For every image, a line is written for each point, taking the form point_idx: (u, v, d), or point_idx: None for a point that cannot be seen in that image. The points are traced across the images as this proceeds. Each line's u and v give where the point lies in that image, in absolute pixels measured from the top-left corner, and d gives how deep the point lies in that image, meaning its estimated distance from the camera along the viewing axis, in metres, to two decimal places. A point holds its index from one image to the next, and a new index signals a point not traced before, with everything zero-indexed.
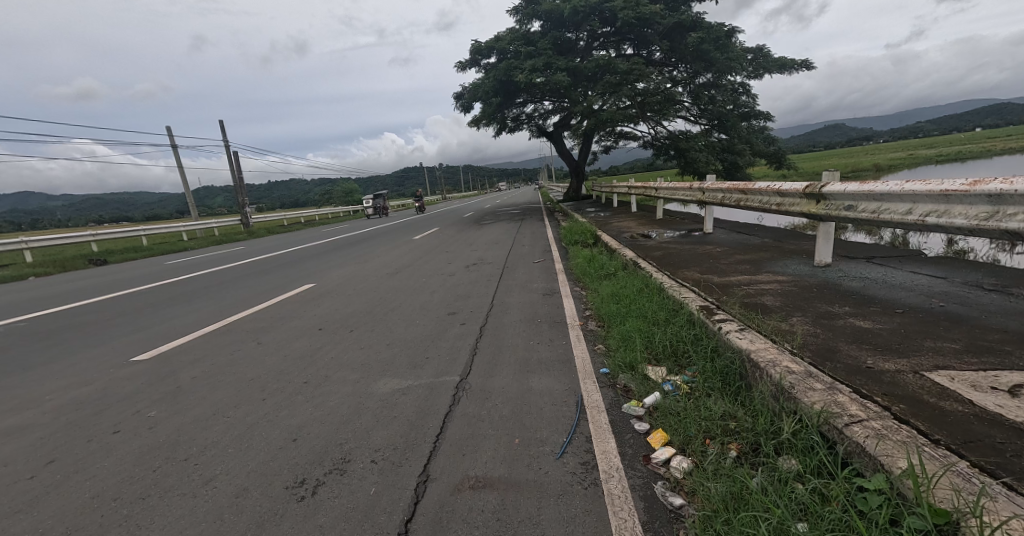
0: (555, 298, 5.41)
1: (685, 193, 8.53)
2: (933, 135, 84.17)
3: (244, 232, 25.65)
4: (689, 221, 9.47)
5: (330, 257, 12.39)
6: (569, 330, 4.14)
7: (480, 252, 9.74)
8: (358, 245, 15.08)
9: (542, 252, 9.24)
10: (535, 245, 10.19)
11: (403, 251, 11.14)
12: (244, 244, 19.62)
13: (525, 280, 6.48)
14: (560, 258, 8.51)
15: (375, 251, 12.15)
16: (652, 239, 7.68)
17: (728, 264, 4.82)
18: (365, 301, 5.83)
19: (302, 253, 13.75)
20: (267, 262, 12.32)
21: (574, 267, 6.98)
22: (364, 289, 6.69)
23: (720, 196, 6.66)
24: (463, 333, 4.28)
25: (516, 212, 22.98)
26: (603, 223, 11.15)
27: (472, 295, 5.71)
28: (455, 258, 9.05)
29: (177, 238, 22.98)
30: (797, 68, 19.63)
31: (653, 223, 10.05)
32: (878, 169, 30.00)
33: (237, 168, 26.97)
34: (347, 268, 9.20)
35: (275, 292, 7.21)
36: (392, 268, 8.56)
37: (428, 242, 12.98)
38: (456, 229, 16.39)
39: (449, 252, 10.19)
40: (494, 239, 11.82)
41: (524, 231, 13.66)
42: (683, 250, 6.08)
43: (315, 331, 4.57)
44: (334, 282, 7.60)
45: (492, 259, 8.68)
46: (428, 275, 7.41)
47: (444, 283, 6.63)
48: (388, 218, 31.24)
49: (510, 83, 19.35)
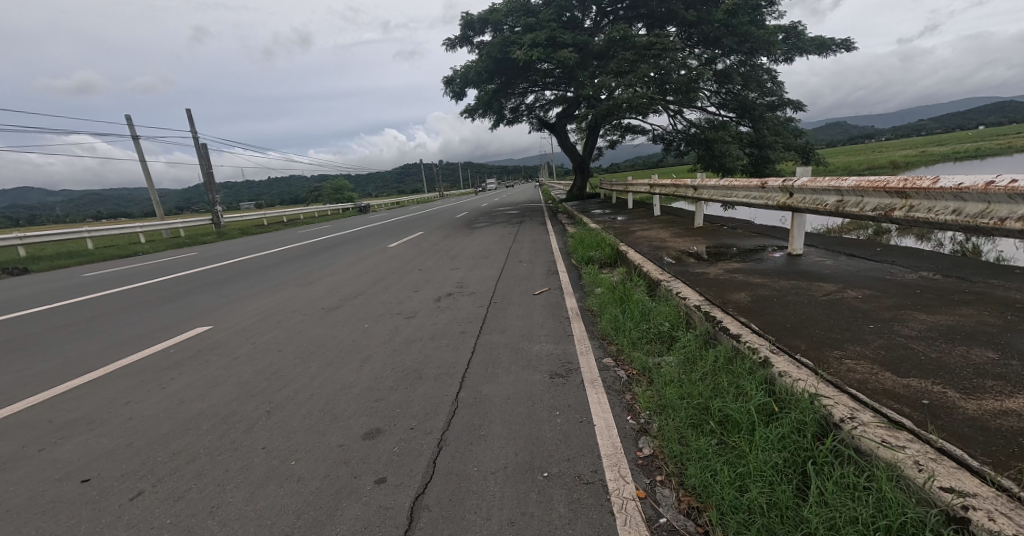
0: (573, 389, 2.99)
1: (743, 193, 6.14)
2: (947, 130, 81.79)
3: (214, 235, 23.23)
4: (742, 231, 7.10)
5: (283, 270, 10.06)
6: (618, 528, 1.72)
7: (462, 273, 7.32)
8: (324, 254, 12.69)
9: (545, 275, 6.83)
10: (536, 263, 7.78)
11: (368, 267, 8.79)
12: (201, 249, 17.13)
13: (522, 334, 4.07)
14: (572, 285, 6.13)
15: (335, 265, 9.79)
16: (707, 261, 5.29)
17: (921, 337, 2.40)
18: (247, 377, 3.42)
19: (253, 265, 11.36)
20: (200, 277, 9.91)
21: (595, 310, 4.59)
22: (270, 344, 4.30)
23: (825, 199, 4.26)
24: (369, 524, 1.85)
25: (514, 214, 20.65)
26: (622, 232, 8.80)
27: (425, 375, 3.28)
28: (426, 284, 6.66)
29: (133, 241, 20.47)
30: (834, 48, 17.28)
31: (691, 232, 7.69)
32: (897, 167, 28.11)
33: (207, 162, 24.49)
34: (284, 293, 6.85)
35: (149, 339, 4.84)
36: (336, 298, 6.18)
37: (404, 252, 10.61)
38: (444, 234, 13.99)
39: (424, 270, 7.83)
40: (485, 251, 9.41)
41: (522, 238, 11.27)
42: (785, 290, 3.67)
43: (67, 487, 2.14)
44: (244, 322, 5.25)
45: (475, 286, 6.26)
46: (380, 317, 5.00)
47: (393, 338, 4.23)
48: (376, 219, 28.84)
49: (507, 62, 16.93)
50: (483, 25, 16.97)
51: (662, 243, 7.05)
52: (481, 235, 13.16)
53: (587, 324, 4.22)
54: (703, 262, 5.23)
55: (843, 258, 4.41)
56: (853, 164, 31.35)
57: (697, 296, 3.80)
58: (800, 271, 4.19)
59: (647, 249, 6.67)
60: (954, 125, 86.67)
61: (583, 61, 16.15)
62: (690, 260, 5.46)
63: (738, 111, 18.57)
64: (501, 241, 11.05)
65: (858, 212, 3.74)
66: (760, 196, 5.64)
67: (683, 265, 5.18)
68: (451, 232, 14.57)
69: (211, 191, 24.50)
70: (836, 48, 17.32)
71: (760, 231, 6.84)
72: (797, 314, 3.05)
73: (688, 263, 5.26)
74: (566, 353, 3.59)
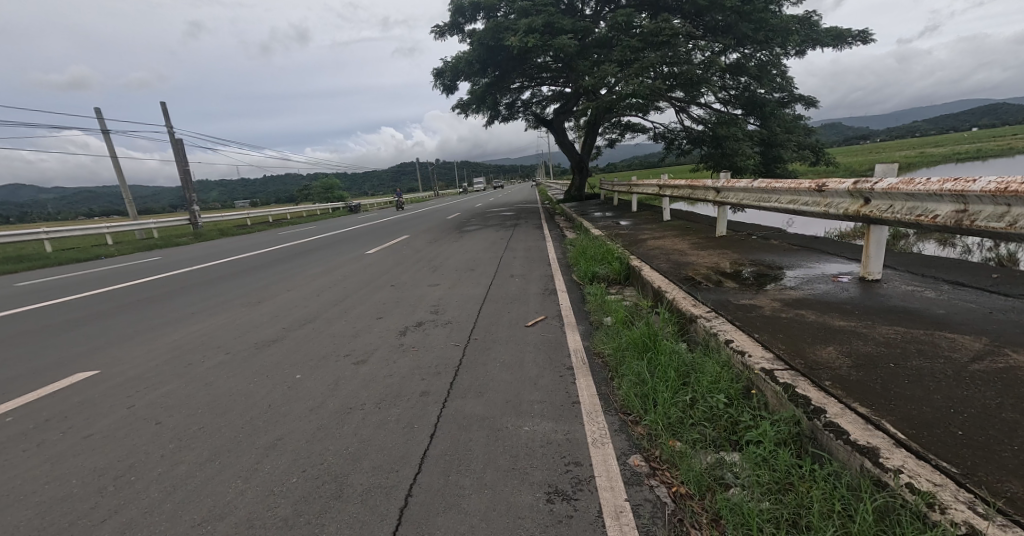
0: (585, 532, 1.78)
1: (788, 197, 4.94)
2: (944, 129, 81.66)
3: (189, 237, 21.88)
4: (777, 242, 5.94)
5: (242, 281, 8.81)
6: None
7: (442, 292, 6.11)
8: (295, 260, 11.44)
9: (541, 295, 5.64)
10: (531, 278, 6.59)
11: (336, 280, 7.58)
12: (168, 252, 15.80)
13: (506, 400, 2.87)
14: (576, 311, 4.95)
15: (300, 277, 8.54)
16: (753, 287, 4.08)
17: None
18: (74, 483, 2.21)
19: (211, 275, 10.08)
20: (143, 288, 8.61)
21: (611, 360, 3.39)
22: (154, 405, 3.08)
23: (931, 207, 3.04)
24: None
25: (509, 215, 19.52)
26: (630, 241, 7.64)
27: (346, 492, 2.06)
28: (396, 307, 5.44)
29: (100, 243, 19.10)
30: (849, 39, 16.29)
31: (714, 242, 6.51)
32: (898, 167, 27.44)
33: (183, 159, 23.12)
34: (222, 316, 5.62)
35: (8, 388, 3.61)
36: (279, 325, 4.96)
37: (382, 261, 9.39)
38: (430, 238, 12.82)
39: (400, 287, 6.65)
40: (473, 263, 8.22)
41: (516, 245, 10.08)
42: (897, 345, 2.47)
43: None
44: (145, 363, 3.99)
45: (453, 312, 5.06)
46: (322, 361, 3.78)
47: (327, 402, 3.00)
48: (364, 220, 27.58)
49: (500, 51, 15.69)
50: (474, 11, 15.77)
51: (681, 256, 5.88)
52: (470, 240, 11.96)
53: (599, 384, 3.03)
54: (746, 288, 4.07)
55: (948, 288, 3.24)
56: (856, 164, 30.53)
57: (763, 352, 2.60)
58: (895, 307, 3.01)
59: (665, 264, 5.52)
60: (950, 126, 86.48)
61: (583, 50, 14.99)
62: (728, 283, 4.30)
63: (748, 107, 17.44)
64: (491, 249, 9.85)
65: (1003, 229, 2.51)
66: (814, 202, 4.43)
67: (719, 293, 4.01)
68: (439, 236, 13.38)
69: (188, 189, 23.19)
70: (852, 40, 16.48)
71: (802, 242, 5.65)
72: (955, 402, 1.84)
73: (727, 289, 4.11)
74: (572, 441, 2.40)
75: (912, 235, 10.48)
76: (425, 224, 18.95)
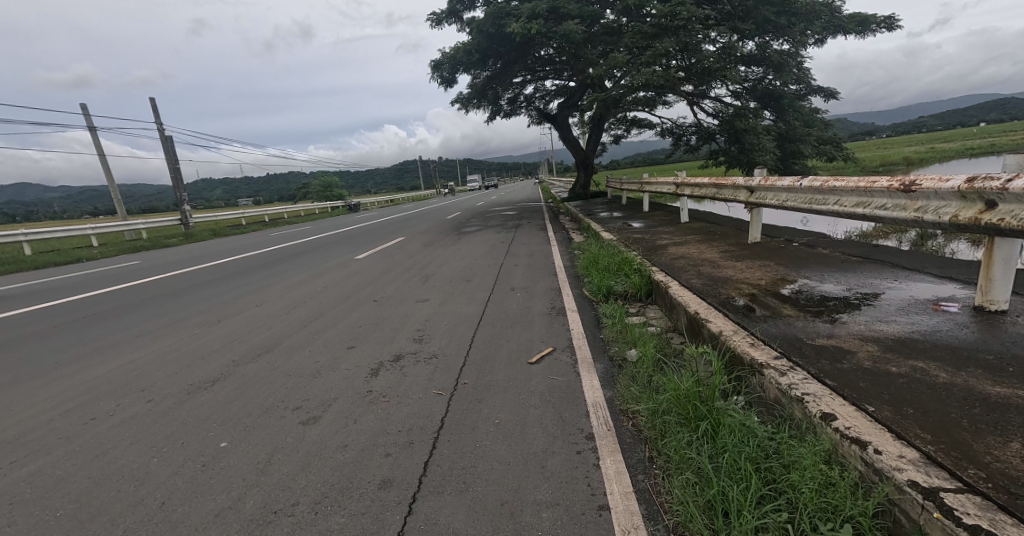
0: None
1: (853, 199, 3.99)
2: (953, 125, 80.11)
3: (180, 239, 21.07)
4: (828, 251, 4.99)
5: (214, 291, 7.94)
6: None
7: (431, 312, 5.19)
8: (280, 265, 10.59)
9: (548, 317, 4.73)
10: (534, 293, 5.68)
11: (314, 292, 6.68)
12: (150, 256, 14.93)
13: (502, 504, 1.97)
14: (591, 340, 4.05)
15: (277, 287, 7.64)
16: (823, 317, 3.15)
17: None
18: None
19: (185, 282, 9.21)
20: (102, 299, 7.73)
21: (647, 429, 2.48)
22: (4, 495, 2.17)
23: None
24: None
25: (511, 215, 18.60)
26: (647, 248, 6.72)
27: None
28: (373, 333, 4.53)
29: (84, 244, 18.29)
30: (874, 26, 15.26)
31: (749, 252, 5.56)
32: (911, 164, 26.45)
33: (173, 156, 22.32)
34: (169, 340, 4.72)
35: None
36: (228, 355, 4.05)
37: (370, 269, 8.51)
38: (426, 242, 11.94)
39: (384, 303, 5.73)
40: (469, 272, 7.30)
41: (518, 250, 9.18)
42: None
43: None
44: (38, 414, 3.09)
45: (441, 340, 4.15)
46: (262, 417, 2.87)
47: (244, 498, 2.08)
48: (361, 220, 26.70)
49: (502, 40, 14.76)
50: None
51: (714, 269, 4.94)
52: (468, 243, 11.07)
53: (633, 473, 2.13)
54: (815, 316, 3.15)
55: None
56: (868, 161, 29.48)
57: (898, 445, 1.66)
58: None
59: (698, 279, 4.61)
60: (960, 121, 84.96)
61: (590, 38, 14.03)
62: (788, 310, 3.39)
63: (764, 100, 16.36)
64: (490, 255, 8.93)
65: None
66: (896, 206, 3.47)
67: (780, 324, 3.08)
68: (435, 239, 12.48)
69: (179, 188, 22.40)
70: (875, 28, 15.50)
71: (862, 252, 4.69)
72: None
73: (788, 318, 3.19)
74: None
75: (946, 236, 9.62)
76: (424, 224, 18.07)
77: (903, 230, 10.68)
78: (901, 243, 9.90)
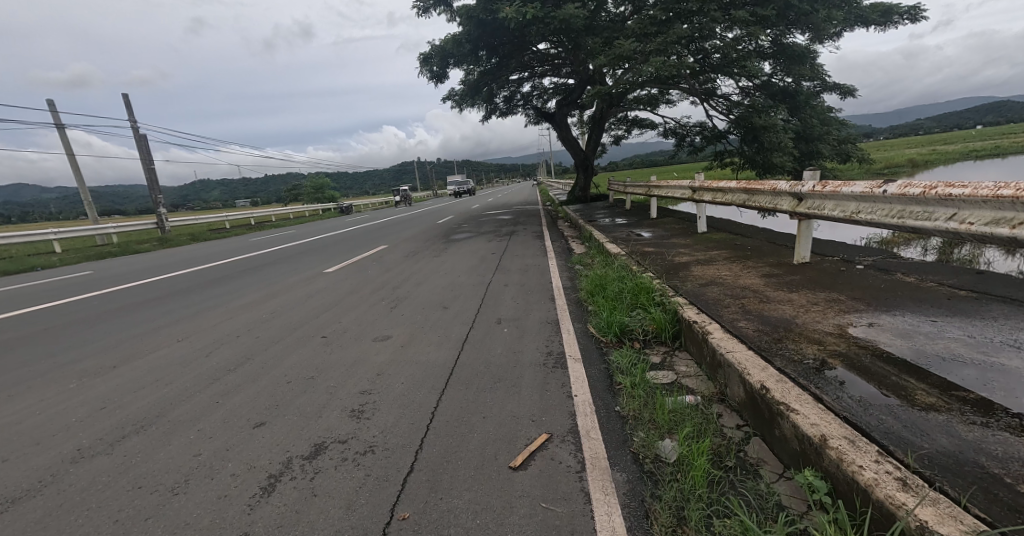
0: None
1: (987, 216, 2.72)
2: (952, 128, 79.39)
3: (153, 243, 19.76)
4: (915, 280, 3.74)
5: (149, 312, 6.70)
6: None
7: (389, 358, 3.97)
8: (240, 278, 9.33)
9: (541, 373, 3.50)
10: (525, 331, 4.44)
11: (257, 321, 5.44)
12: (109, 265, 13.64)
13: None
14: (603, 419, 2.81)
15: (222, 309, 6.40)
16: (998, 412, 1.88)
17: None
18: None
19: (120, 299, 7.92)
20: (8, 323, 6.45)
21: None
22: None
23: None
24: None
25: (507, 219, 17.43)
26: (664, 267, 5.49)
27: None
28: (299, 396, 3.29)
29: (46, 250, 16.99)
30: (898, 16, 14.10)
31: (802, 278, 4.32)
32: (916, 166, 25.44)
33: (148, 155, 21.08)
34: (27, 400, 3.48)
35: None
36: (79, 435, 2.81)
37: (335, 287, 7.27)
38: (409, 251, 10.72)
39: (334, 342, 4.48)
40: (449, 295, 6.04)
41: (510, 265, 7.94)
42: None
43: None
44: None
45: (388, 415, 2.91)
46: None
47: None
48: (349, 222, 25.40)
49: (495, 29, 13.56)
50: None
51: (764, 304, 3.70)
52: (455, 254, 9.83)
53: None
54: (980, 410, 1.90)
55: None
56: (876, 163, 28.44)
57: None
58: None
59: (747, 322, 3.37)
60: (960, 123, 84.15)
61: (591, 27, 12.86)
62: (918, 390, 2.13)
63: (782, 98, 15.00)
64: (477, 270, 7.68)
65: None
66: None
67: (934, 431, 1.79)
68: (420, 248, 11.23)
69: (154, 189, 21.14)
70: (898, 20, 14.34)
71: (969, 285, 3.43)
72: None
73: (934, 413, 1.92)
74: None
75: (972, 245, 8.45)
76: (412, 229, 16.83)
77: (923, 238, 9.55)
78: (922, 251, 8.71)
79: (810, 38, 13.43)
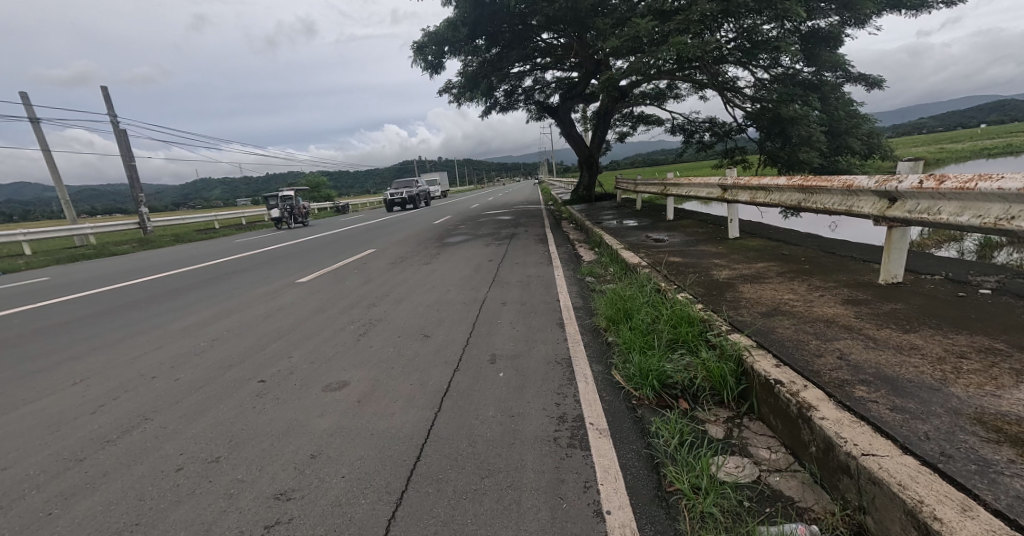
0: None
1: None
2: (959, 126, 78.10)
3: (132, 245, 18.63)
4: None
5: (73, 334, 5.55)
6: None
7: (334, 425, 2.81)
8: (201, 287, 8.17)
9: (550, 460, 2.36)
10: (527, 380, 3.28)
11: (187, 353, 4.29)
12: (72, 270, 12.45)
13: None
14: None
15: (156, 333, 5.24)
16: None
17: None
18: None
19: (51, 314, 6.75)
20: None
21: None
22: None
23: None
24: None
25: (507, 220, 16.28)
26: (703, 286, 4.33)
27: None
28: (181, 503, 2.14)
29: (13, 253, 15.86)
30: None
31: (909, 307, 3.14)
32: (932, 164, 24.24)
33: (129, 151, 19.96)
34: None
35: None
36: None
37: (300, 304, 6.12)
38: (396, 258, 9.57)
39: (271, 393, 3.32)
40: (432, 319, 4.88)
41: (508, 276, 6.79)
42: None
43: None
44: None
45: None
46: None
47: None
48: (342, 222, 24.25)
49: (494, 12, 12.38)
50: None
51: (873, 356, 2.53)
52: (447, 261, 8.68)
53: None
54: None
55: None
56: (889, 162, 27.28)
57: None
58: None
59: (866, 390, 2.18)
60: (967, 121, 82.87)
61: (599, 9, 11.69)
62: None
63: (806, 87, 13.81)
64: (470, 283, 6.52)
65: None
66: None
67: None
68: (409, 253, 10.07)
69: (135, 187, 20.01)
70: (935, 3, 13.11)
71: None
72: None
73: None
74: None
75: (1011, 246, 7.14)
76: (406, 230, 15.68)
77: (959, 238, 8.16)
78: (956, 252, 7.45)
79: (841, 22, 12.23)
